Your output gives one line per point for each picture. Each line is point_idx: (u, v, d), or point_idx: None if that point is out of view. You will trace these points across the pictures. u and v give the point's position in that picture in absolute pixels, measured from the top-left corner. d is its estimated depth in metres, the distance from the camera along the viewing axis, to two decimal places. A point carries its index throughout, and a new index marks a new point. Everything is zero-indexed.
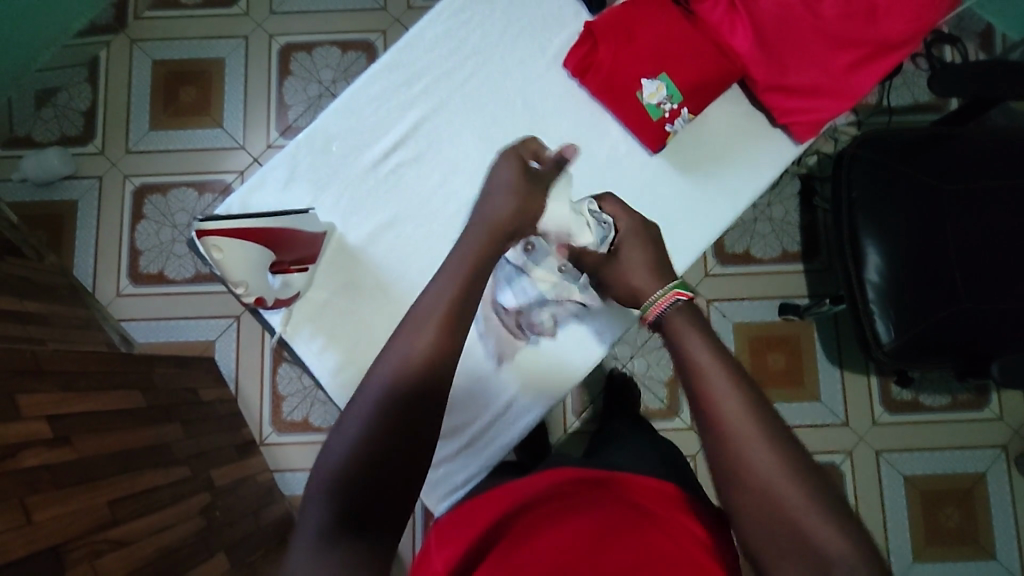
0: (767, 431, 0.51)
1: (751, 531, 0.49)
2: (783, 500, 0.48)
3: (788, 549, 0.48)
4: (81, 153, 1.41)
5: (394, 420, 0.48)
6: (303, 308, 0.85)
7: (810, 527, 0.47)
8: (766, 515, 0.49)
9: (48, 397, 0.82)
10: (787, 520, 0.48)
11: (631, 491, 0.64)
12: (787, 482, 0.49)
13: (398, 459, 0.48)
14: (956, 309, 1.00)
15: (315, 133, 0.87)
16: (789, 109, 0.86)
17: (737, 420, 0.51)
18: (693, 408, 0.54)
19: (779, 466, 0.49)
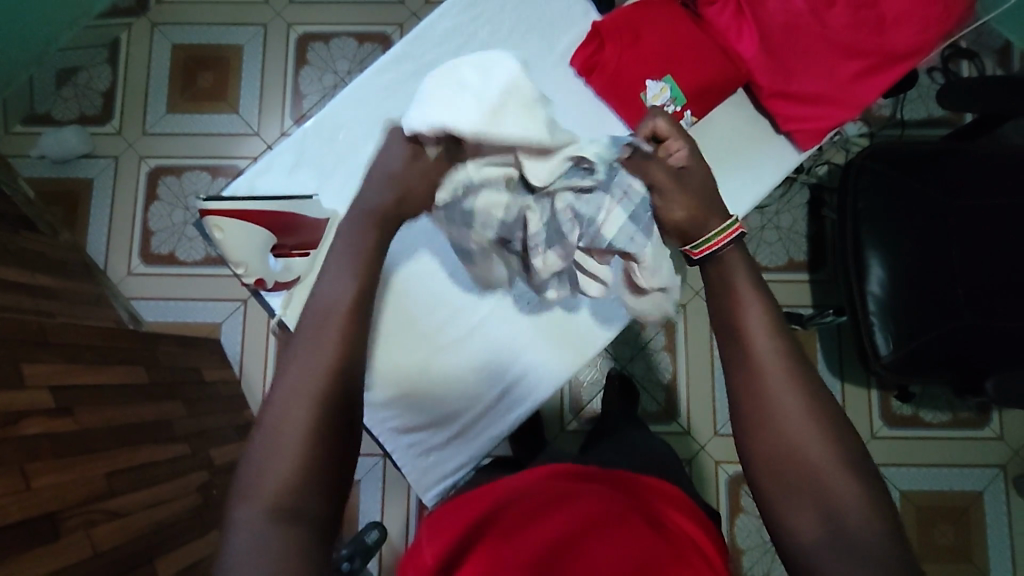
0: (794, 373, 0.53)
1: (761, 463, 0.51)
2: (801, 436, 0.50)
3: (806, 504, 0.49)
4: (98, 133, 1.44)
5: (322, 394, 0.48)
6: (302, 293, 0.84)
7: (822, 470, 0.49)
8: (785, 460, 0.50)
9: (53, 368, 0.84)
10: (812, 476, 0.49)
11: (625, 496, 0.62)
12: (804, 417, 0.51)
13: (331, 448, 0.48)
14: (958, 325, 0.99)
15: (324, 120, 0.85)
16: (792, 116, 0.83)
17: (769, 354, 0.53)
18: (738, 376, 0.54)
19: (802, 408, 0.51)
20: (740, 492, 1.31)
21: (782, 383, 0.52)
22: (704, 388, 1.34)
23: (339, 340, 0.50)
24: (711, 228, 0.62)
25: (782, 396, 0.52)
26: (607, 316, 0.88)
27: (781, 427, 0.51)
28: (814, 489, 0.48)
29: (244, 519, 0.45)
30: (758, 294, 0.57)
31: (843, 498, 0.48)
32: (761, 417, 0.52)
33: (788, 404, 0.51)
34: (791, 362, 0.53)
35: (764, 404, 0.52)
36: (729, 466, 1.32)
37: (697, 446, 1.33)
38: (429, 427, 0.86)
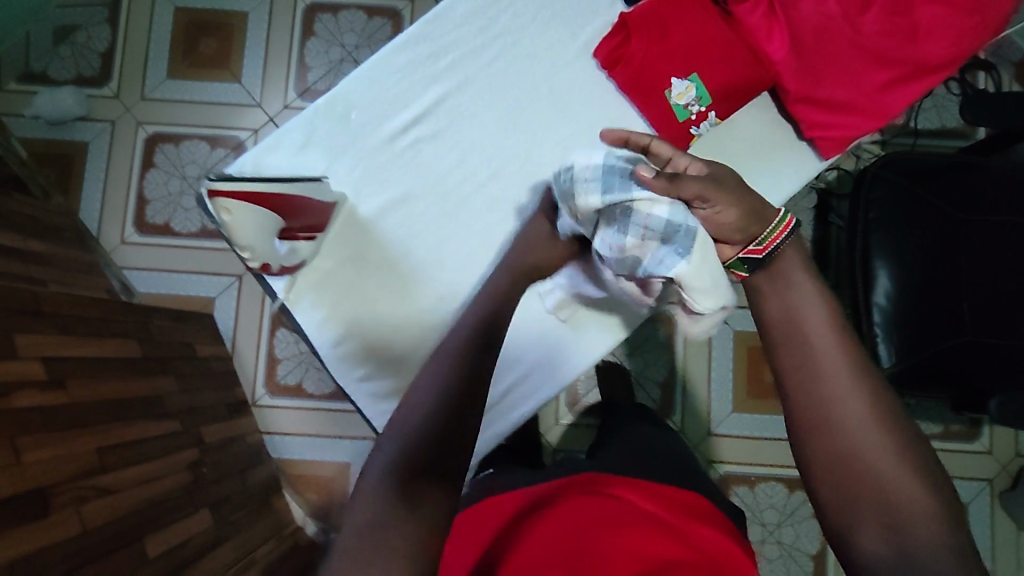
0: (859, 376, 0.54)
1: (825, 475, 0.53)
2: (867, 442, 0.52)
3: (870, 513, 0.51)
4: (95, 95, 1.40)
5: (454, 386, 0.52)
6: (307, 276, 0.81)
7: (890, 481, 0.51)
8: (846, 470, 0.52)
9: (47, 339, 0.82)
10: (876, 485, 0.51)
11: (633, 506, 0.62)
12: (872, 428, 0.52)
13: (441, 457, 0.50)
14: (964, 340, 0.99)
15: (335, 99, 0.82)
16: (817, 123, 0.82)
17: (834, 357, 0.55)
18: (793, 385, 0.56)
19: (865, 413, 0.53)
20: (730, 492, 1.32)
21: (847, 386, 0.54)
22: (700, 387, 1.34)
23: (458, 364, 0.53)
24: (765, 227, 0.62)
25: (850, 403, 0.53)
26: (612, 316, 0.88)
27: (849, 436, 0.53)
28: (879, 498, 0.51)
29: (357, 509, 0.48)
30: (823, 297, 0.58)
31: (911, 509, 0.50)
32: (824, 430, 0.53)
33: (853, 410, 0.53)
34: (855, 364, 0.55)
35: (829, 410, 0.54)
36: (720, 467, 1.32)
37: (690, 444, 1.33)
38: None
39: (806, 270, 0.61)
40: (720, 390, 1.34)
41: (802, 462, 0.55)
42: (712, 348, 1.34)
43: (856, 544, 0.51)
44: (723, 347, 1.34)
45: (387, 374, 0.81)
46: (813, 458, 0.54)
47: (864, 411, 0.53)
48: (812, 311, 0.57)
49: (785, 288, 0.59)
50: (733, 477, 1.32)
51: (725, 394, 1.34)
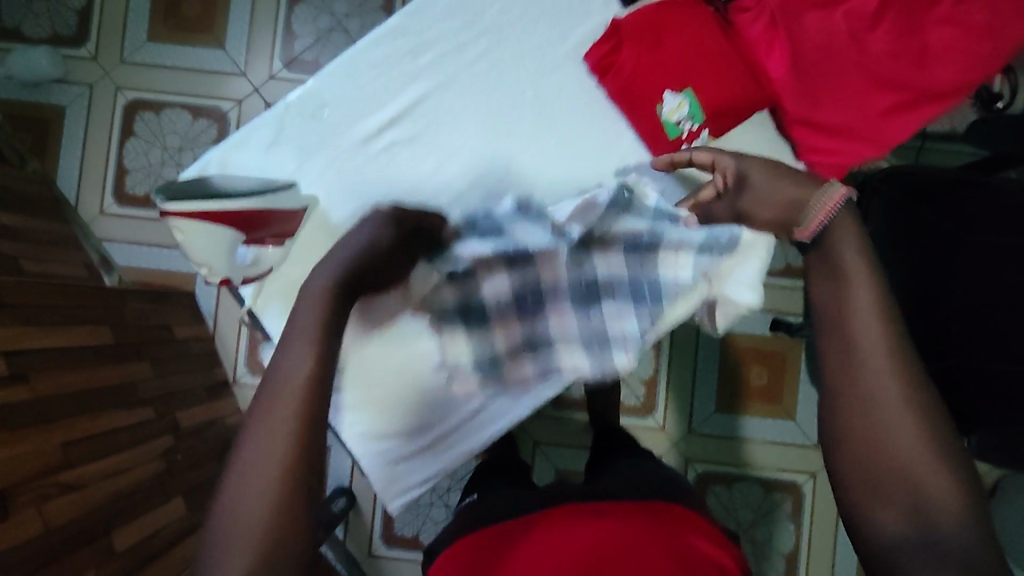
0: (896, 357, 0.50)
1: (854, 469, 0.50)
2: (903, 431, 0.48)
3: (899, 502, 0.48)
4: (72, 56, 1.34)
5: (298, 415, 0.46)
6: (275, 283, 0.78)
7: (927, 478, 0.47)
8: (889, 464, 0.48)
9: (10, 333, 0.80)
10: (915, 476, 0.48)
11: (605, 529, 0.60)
12: (904, 414, 0.49)
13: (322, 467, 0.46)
14: (954, 363, 0.95)
15: (307, 95, 0.78)
16: (816, 148, 0.78)
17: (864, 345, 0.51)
18: (830, 367, 0.52)
19: (900, 399, 0.49)
20: (706, 490, 1.32)
21: (887, 365, 0.50)
22: (684, 386, 1.33)
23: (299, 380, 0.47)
24: (812, 201, 0.56)
25: (882, 383, 0.49)
26: None
27: (882, 425, 0.49)
28: (914, 485, 0.47)
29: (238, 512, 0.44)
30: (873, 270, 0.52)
31: (942, 500, 0.47)
32: (855, 417, 0.50)
33: (891, 408, 0.49)
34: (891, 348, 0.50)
35: (864, 392, 0.50)
36: (698, 465, 1.33)
37: (670, 441, 1.33)
38: (403, 435, 0.83)
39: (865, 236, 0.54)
40: (703, 390, 1.33)
41: (837, 445, 0.51)
42: (698, 348, 1.33)
43: (875, 526, 0.49)
44: (709, 346, 1.33)
45: (353, 387, 0.82)
46: (842, 451, 0.51)
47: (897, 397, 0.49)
48: (866, 294, 0.51)
49: (838, 258, 0.53)
50: (711, 476, 1.32)
51: (708, 394, 1.33)
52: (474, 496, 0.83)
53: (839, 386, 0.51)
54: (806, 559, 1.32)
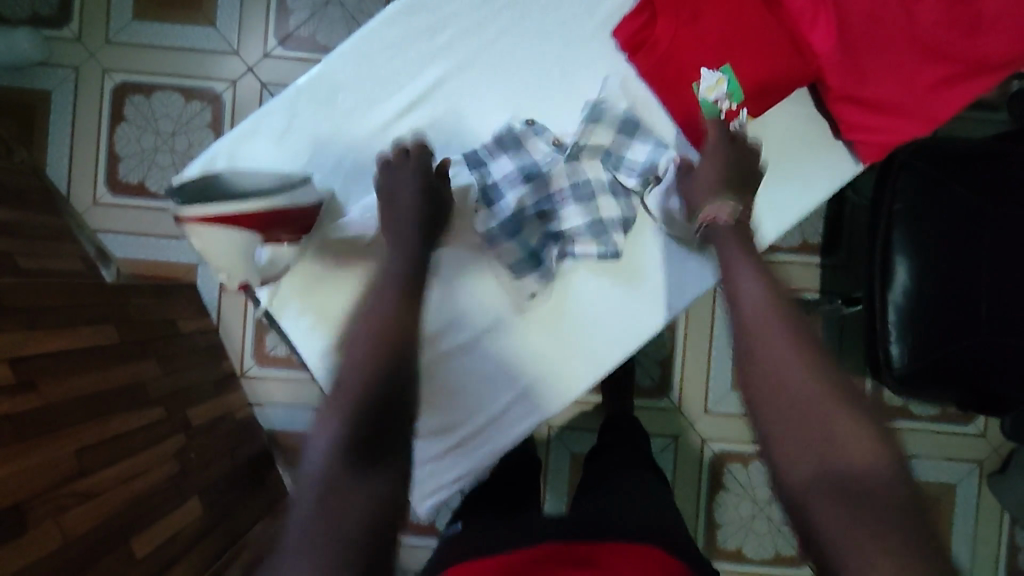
0: (810, 356, 0.50)
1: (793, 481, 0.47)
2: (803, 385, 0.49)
3: (842, 505, 0.45)
4: (54, 38, 1.26)
5: (378, 376, 0.49)
6: (292, 283, 0.76)
7: (863, 472, 0.46)
8: (825, 462, 0.47)
9: (12, 339, 0.76)
10: (856, 477, 0.46)
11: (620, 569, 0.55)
12: (832, 410, 0.48)
13: (382, 418, 0.48)
14: (976, 343, 0.95)
15: (318, 80, 0.73)
16: (855, 125, 0.75)
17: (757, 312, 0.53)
18: (740, 374, 0.52)
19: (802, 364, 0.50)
20: (723, 469, 1.32)
21: (802, 366, 0.50)
22: (700, 365, 1.31)
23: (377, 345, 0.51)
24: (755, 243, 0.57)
25: (795, 377, 0.49)
26: (624, 337, 0.78)
27: (814, 428, 0.48)
28: (823, 437, 0.47)
29: (316, 444, 0.47)
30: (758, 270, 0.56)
31: (883, 494, 0.45)
32: (785, 426, 0.48)
33: (825, 408, 0.48)
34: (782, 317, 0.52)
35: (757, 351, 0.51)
36: (715, 444, 1.32)
37: (686, 422, 1.32)
38: (427, 433, 0.80)
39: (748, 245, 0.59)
40: (719, 369, 1.31)
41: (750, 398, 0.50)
42: (714, 328, 1.30)
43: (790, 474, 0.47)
44: (725, 326, 1.30)
45: None
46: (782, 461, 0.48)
47: (818, 392, 0.49)
48: (756, 296, 0.54)
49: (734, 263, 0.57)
50: (728, 455, 1.32)
51: (724, 373, 1.31)
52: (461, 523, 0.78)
53: (743, 358, 0.52)
54: None
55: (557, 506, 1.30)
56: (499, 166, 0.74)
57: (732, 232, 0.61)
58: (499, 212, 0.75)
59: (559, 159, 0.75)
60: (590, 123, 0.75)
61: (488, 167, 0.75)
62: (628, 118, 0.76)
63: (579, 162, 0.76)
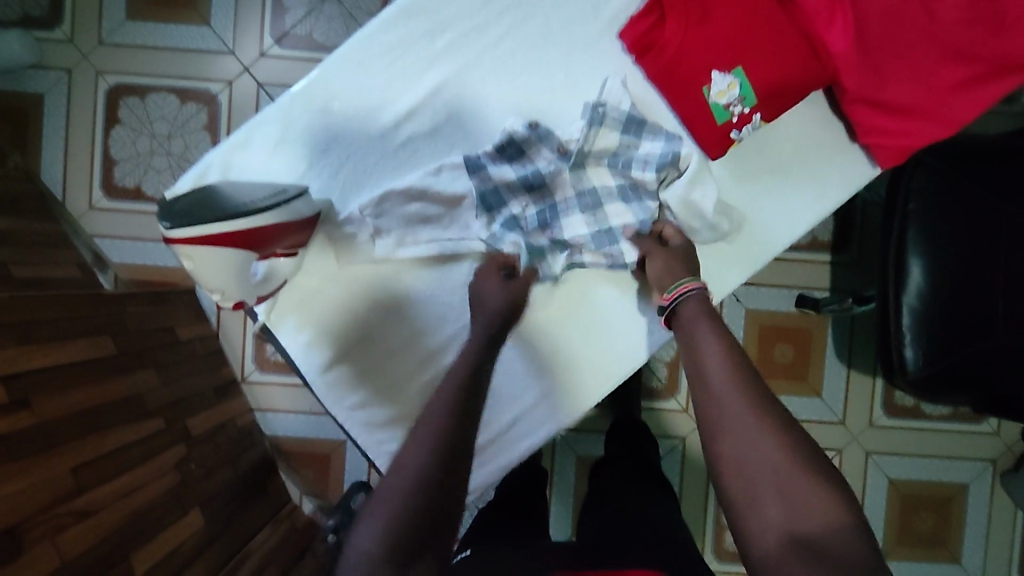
0: (763, 414, 0.56)
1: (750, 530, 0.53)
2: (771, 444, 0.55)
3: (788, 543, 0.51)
4: (46, 39, 1.24)
5: (444, 440, 0.55)
6: (289, 296, 0.74)
7: (814, 516, 0.51)
8: (776, 506, 0.52)
9: (5, 356, 0.75)
10: (805, 517, 0.51)
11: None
12: (781, 463, 0.53)
13: (451, 480, 0.54)
14: (992, 345, 0.92)
15: (313, 86, 0.71)
16: (873, 129, 0.73)
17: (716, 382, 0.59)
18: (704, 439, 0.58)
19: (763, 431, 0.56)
20: None
21: (756, 424, 0.55)
22: None
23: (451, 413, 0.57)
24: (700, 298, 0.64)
25: (750, 438, 0.55)
26: (630, 347, 0.77)
27: (763, 481, 0.53)
28: (775, 486, 0.53)
29: (382, 494, 0.53)
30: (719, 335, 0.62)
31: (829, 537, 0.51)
32: (739, 485, 0.54)
33: (774, 462, 0.53)
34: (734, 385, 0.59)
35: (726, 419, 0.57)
36: None
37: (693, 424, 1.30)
38: None
39: (709, 314, 0.65)
40: None
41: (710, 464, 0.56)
42: None
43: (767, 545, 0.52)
44: (733, 327, 1.28)
45: (379, 403, 0.76)
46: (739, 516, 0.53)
47: (768, 448, 0.54)
48: (716, 365, 0.60)
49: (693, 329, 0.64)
50: None
51: None
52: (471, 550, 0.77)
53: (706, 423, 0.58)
54: None
55: (564, 510, 1.29)
56: (499, 174, 0.70)
57: (699, 301, 0.66)
58: (502, 222, 0.72)
59: (561, 165, 0.71)
60: (592, 126, 0.70)
61: (487, 173, 0.70)
62: (634, 117, 0.71)
63: (583, 169, 0.72)
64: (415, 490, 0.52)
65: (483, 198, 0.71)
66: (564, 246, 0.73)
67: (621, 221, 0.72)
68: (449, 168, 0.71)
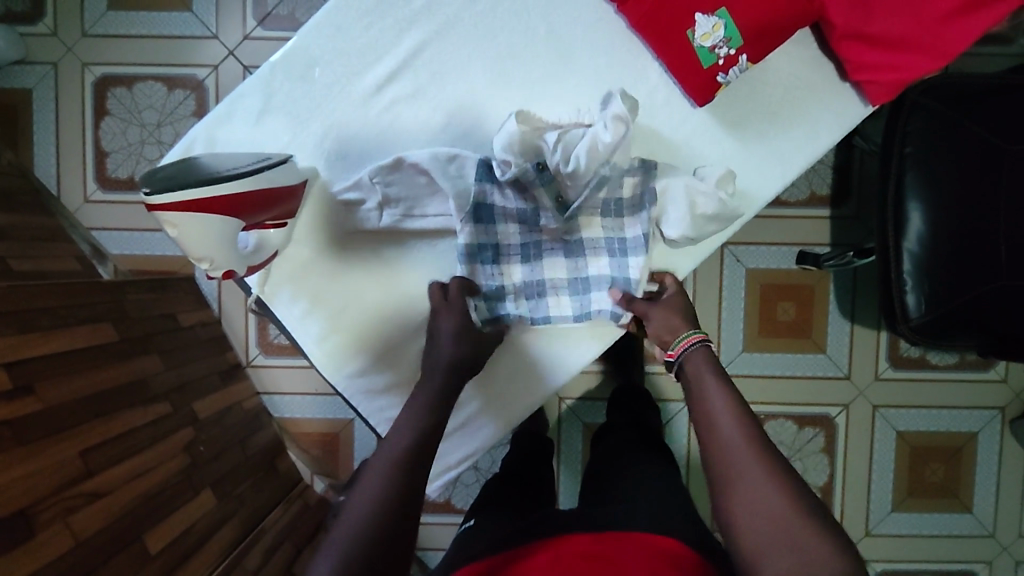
0: (765, 464, 0.60)
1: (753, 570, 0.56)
2: (764, 507, 0.58)
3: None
4: (30, 34, 1.23)
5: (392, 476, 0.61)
6: (282, 268, 0.74)
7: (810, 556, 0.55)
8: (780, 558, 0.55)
9: (6, 343, 0.75)
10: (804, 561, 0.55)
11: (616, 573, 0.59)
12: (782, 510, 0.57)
13: (393, 513, 0.59)
14: (996, 286, 0.91)
15: (293, 54, 0.70)
16: (863, 65, 0.71)
17: (737, 453, 0.62)
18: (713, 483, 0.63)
19: (781, 504, 0.58)
20: None
21: (758, 472, 0.60)
22: (711, 327, 1.28)
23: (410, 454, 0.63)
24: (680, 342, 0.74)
25: (752, 487, 0.59)
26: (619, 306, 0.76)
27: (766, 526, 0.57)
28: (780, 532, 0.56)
29: (340, 528, 0.59)
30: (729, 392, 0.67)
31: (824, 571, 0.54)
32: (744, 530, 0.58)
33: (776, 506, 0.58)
34: (763, 458, 0.61)
35: (728, 476, 0.61)
36: None
37: None
38: None
39: (714, 366, 0.71)
40: (730, 330, 1.28)
41: (720, 501, 0.61)
42: (722, 289, 1.27)
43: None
44: (734, 287, 1.27)
45: (378, 371, 0.76)
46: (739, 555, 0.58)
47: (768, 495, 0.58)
48: (720, 414, 0.65)
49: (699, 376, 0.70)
50: None
51: (735, 334, 1.28)
52: (474, 520, 0.78)
53: (715, 471, 0.63)
54: (842, 489, 1.31)
55: (572, 478, 1.30)
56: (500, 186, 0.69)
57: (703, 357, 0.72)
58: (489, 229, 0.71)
59: (556, 218, 0.70)
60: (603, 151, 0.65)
61: (485, 193, 0.69)
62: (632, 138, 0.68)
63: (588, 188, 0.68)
64: (371, 525, 0.58)
65: (474, 216, 0.69)
66: (534, 262, 0.74)
67: (599, 274, 0.74)
68: (460, 159, 0.69)
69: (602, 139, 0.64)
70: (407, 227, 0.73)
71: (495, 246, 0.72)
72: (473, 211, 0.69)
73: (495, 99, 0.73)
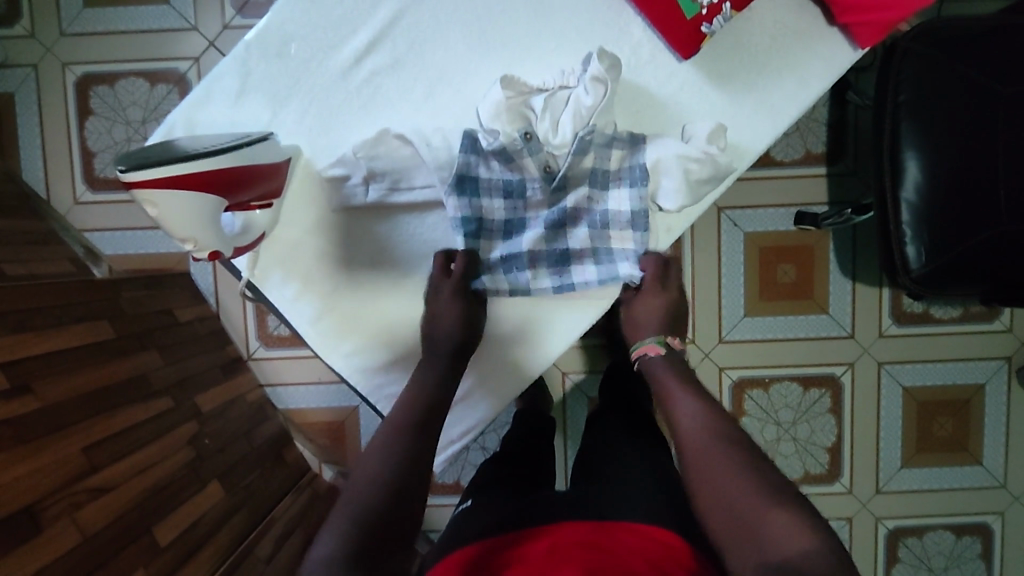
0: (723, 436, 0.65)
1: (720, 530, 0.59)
2: (727, 472, 0.62)
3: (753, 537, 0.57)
4: (7, 36, 1.22)
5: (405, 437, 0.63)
6: (271, 250, 0.73)
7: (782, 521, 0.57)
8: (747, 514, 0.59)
9: (2, 344, 0.75)
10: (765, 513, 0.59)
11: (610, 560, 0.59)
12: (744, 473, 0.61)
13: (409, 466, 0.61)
14: (992, 234, 0.90)
15: (268, 31, 0.69)
16: (851, 7, 0.70)
17: (700, 432, 0.66)
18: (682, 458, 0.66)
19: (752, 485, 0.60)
20: (742, 396, 1.30)
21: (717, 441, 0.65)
22: (711, 294, 1.27)
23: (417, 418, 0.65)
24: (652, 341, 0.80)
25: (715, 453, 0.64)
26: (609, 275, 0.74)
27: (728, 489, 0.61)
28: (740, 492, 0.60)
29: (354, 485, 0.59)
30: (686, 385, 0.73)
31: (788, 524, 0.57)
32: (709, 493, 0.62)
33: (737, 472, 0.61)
34: (722, 432, 0.66)
35: (692, 448, 0.65)
36: (733, 372, 1.29)
37: (701, 352, 1.29)
38: None
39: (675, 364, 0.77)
40: (731, 295, 1.27)
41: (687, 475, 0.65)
42: (721, 254, 1.26)
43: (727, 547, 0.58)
44: (733, 252, 1.26)
45: (374, 349, 0.76)
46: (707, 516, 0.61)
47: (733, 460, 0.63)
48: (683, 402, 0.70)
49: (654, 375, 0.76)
50: (747, 381, 1.29)
51: (735, 299, 1.27)
52: (472, 499, 0.77)
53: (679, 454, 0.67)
54: (849, 448, 1.31)
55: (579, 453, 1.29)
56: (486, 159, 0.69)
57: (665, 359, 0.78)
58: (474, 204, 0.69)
59: (543, 188, 0.70)
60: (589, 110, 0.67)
61: (470, 165, 0.68)
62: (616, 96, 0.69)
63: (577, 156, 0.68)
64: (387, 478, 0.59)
65: (458, 187, 0.68)
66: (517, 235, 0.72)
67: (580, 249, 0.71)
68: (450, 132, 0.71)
69: (583, 102, 0.67)
70: (394, 202, 0.72)
71: (478, 220, 0.70)
72: (456, 182, 0.68)
73: (476, 65, 0.72)
